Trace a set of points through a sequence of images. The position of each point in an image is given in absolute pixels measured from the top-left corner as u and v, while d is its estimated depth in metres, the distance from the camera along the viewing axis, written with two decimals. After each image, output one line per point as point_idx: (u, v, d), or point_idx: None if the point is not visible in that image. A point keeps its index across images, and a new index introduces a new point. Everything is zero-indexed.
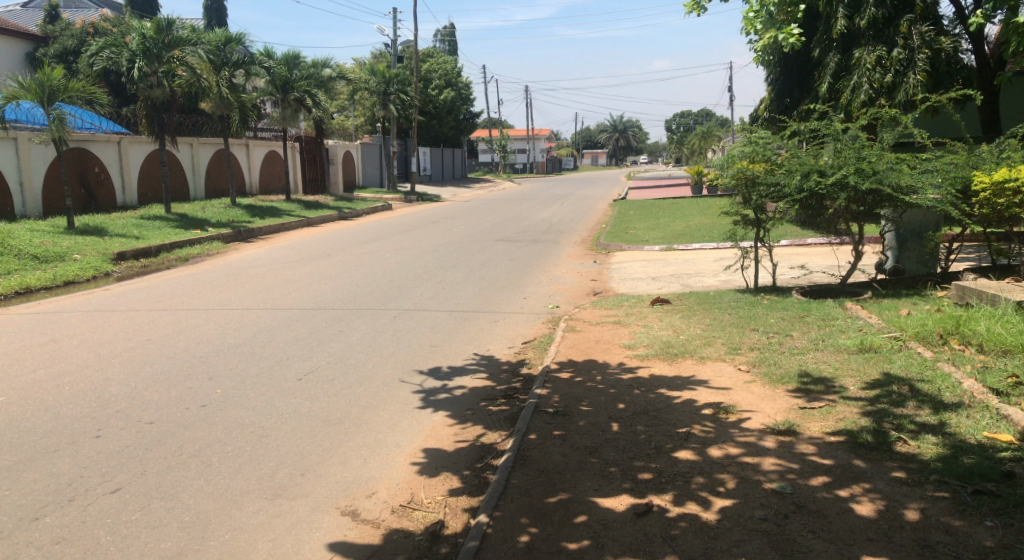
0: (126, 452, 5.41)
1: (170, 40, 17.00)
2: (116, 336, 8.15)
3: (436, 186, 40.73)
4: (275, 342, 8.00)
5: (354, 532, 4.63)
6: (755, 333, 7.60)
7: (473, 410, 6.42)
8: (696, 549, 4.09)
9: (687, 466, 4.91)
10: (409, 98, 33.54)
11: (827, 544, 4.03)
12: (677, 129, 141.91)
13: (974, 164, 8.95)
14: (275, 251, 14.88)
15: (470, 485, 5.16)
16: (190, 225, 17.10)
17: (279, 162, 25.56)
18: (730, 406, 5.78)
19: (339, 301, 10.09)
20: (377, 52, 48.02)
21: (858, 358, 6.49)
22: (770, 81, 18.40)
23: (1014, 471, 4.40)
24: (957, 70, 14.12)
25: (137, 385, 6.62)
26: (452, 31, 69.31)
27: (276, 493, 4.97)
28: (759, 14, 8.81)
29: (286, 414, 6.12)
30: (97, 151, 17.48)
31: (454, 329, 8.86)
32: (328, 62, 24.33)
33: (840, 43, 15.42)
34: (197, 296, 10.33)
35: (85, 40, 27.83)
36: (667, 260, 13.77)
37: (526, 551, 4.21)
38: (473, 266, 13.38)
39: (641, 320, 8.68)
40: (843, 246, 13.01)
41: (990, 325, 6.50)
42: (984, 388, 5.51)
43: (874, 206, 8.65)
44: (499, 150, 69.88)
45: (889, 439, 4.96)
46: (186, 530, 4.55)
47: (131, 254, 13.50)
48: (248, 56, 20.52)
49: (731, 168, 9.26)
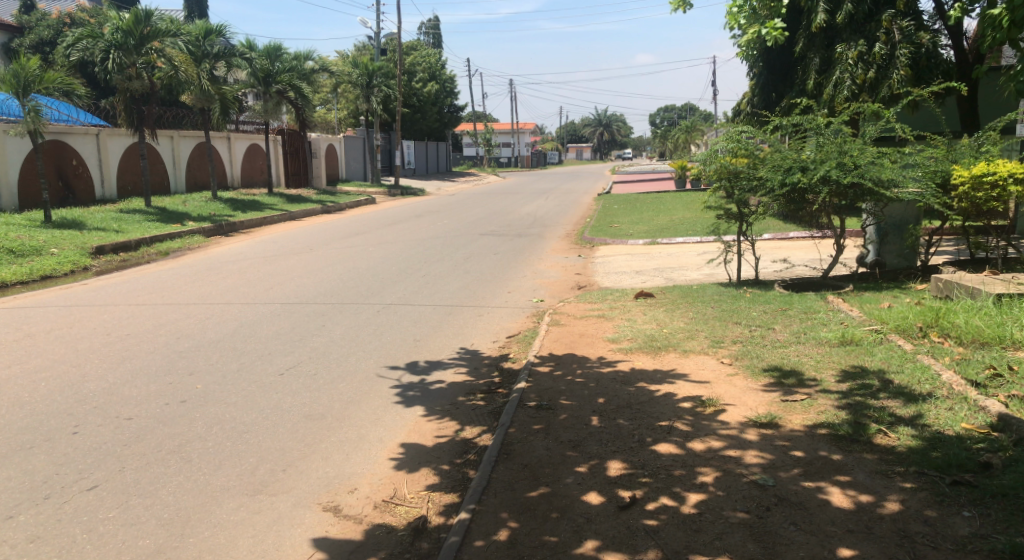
0: (103, 448, 5.35)
1: (148, 31, 16.74)
2: (94, 332, 8.05)
3: (421, 180, 40.57)
4: (256, 337, 7.93)
5: (336, 528, 4.60)
6: (738, 326, 7.62)
7: (455, 404, 6.40)
8: (679, 542, 4.09)
9: (670, 459, 4.92)
10: (392, 91, 33.34)
11: (809, 536, 4.04)
12: (662, 122, 142.79)
13: (953, 158, 9.02)
14: (258, 246, 14.72)
15: (451, 480, 5.14)
16: (170, 219, 16.94)
17: (261, 155, 25.31)
18: (712, 399, 5.79)
19: (323, 296, 10.00)
20: (360, 45, 47.85)
21: (839, 351, 6.51)
22: (753, 76, 18.43)
23: (991, 462, 4.43)
24: (936, 65, 14.26)
25: (114, 380, 6.56)
26: (437, 24, 68.96)
27: (257, 489, 4.93)
28: (742, 9, 8.88)
29: (266, 408, 6.08)
30: (75, 143, 17.25)
31: (438, 323, 8.82)
32: (311, 55, 24.06)
33: (822, 39, 15.49)
34: (178, 290, 10.20)
35: (61, 31, 27.65)
36: (651, 254, 13.68)
37: (509, 546, 4.18)
38: (458, 261, 13.29)
39: (624, 314, 8.69)
40: (824, 240, 13.09)
41: (969, 318, 6.56)
42: (963, 380, 5.55)
43: (856, 200, 8.64)
44: (483, 144, 68.12)
45: (869, 431, 4.98)
46: (164, 527, 4.50)
47: (110, 247, 13.36)
48: (228, 48, 20.43)
49: (713, 164, 9.26)
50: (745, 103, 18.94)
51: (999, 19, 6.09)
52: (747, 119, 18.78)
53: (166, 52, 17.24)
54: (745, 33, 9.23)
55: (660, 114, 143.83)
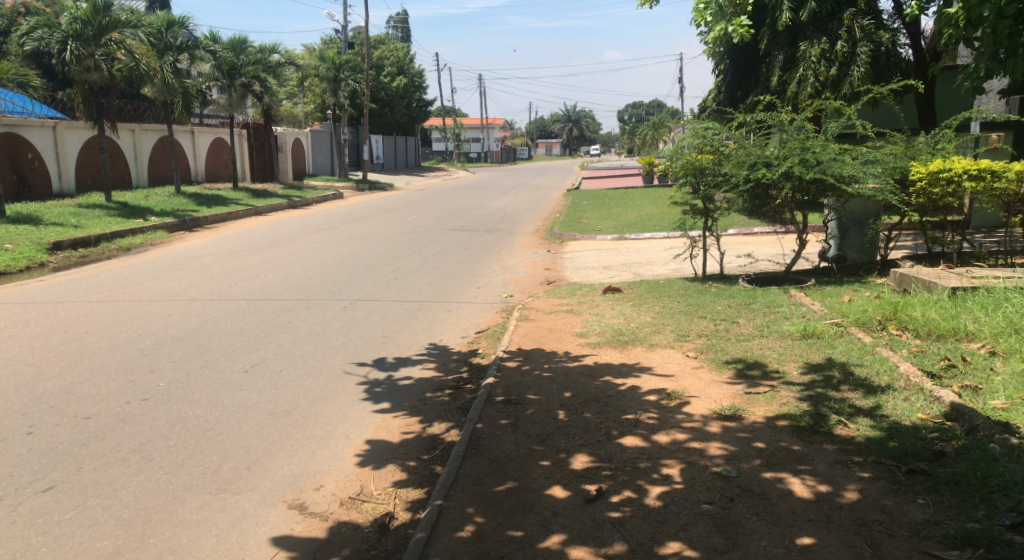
0: (59, 448, 5.27)
1: (106, 21, 16.42)
2: (52, 329, 7.91)
3: (390, 175, 40.40)
4: (220, 334, 7.85)
5: (301, 526, 4.58)
6: (703, 319, 7.72)
7: (423, 400, 6.40)
8: (644, 534, 4.14)
9: (635, 452, 4.97)
10: (360, 85, 33.12)
11: (770, 526, 4.11)
12: (630, 117, 143.61)
13: (912, 154, 9.16)
14: (223, 242, 14.55)
15: (418, 476, 5.15)
16: (131, 214, 16.68)
17: (225, 148, 25.00)
18: (677, 392, 5.86)
19: (289, 292, 9.92)
20: (327, 39, 47.45)
21: (801, 343, 6.62)
22: (720, 73, 18.61)
23: (945, 451, 4.55)
24: (895, 63, 14.55)
25: (72, 379, 6.45)
26: (405, 18, 68.59)
27: (220, 487, 4.89)
28: (708, 7, 8.95)
29: (231, 406, 6.03)
30: (31, 136, 16.90)
31: (406, 319, 8.80)
32: (277, 48, 23.80)
33: (786, 36, 15.67)
34: (139, 287, 10.06)
35: (16, 20, 27.06)
36: (619, 249, 13.78)
37: (476, 540, 4.21)
38: (426, 256, 13.26)
39: (592, 309, 8.75)
40: (788, 235, 13.29)
41: (926, 311, 6.72)
42: (919, 371, 5.68)
43: (819, 195, 8.79)
44: (452, 139, 67.98)
45: (830, 422, 5.08)
46: (123, 528, 4.45)
47: (68, 243, 13.12)
48: (191, 39, 20.13)
49: (679, 160, 9.33)
50: (711, 99, 19.13)
51: (955, 18, 6.21)
52: (713, 115, 18.98)
53: (126, 43, 16.77)
54: (710, 30, 9.30)
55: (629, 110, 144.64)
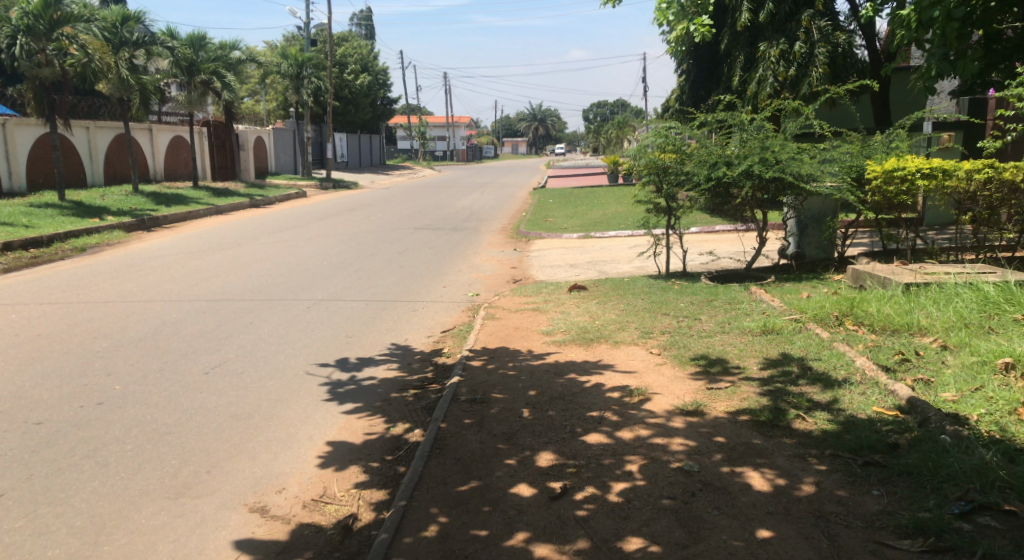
0: (11, 455, 5.16)
1: (58, 16, 16.07)
2: (4, 332, 7.73)
3: (355, 174, 40.11)
4: (180, 336, 7.74)
5: (263, 529, 4.55)
6: (666, 316, 7.80)
7: (387, 400, 6.38)
8: (607, 530, 4.18)
9: (599, 449, 5.01)
10: (322, 83, 32.82)
11: (731, 519, 4.18)
12: (595, 116, 144.32)
13: (867, 154, 9.32)
14: (183, 241, 14.34)
15: (382, 477, 5.13)
16: (86, 213, 16.35)
17: (185, 147, 24.62)
18: (641, 388, 5.92)
19: (250, 292, 9.80)
20: (289, 35, 46.94)
21: (761, 339, 6.73)
22: (682, 74, 18.80)
23: (898, 443, 4.66)
24: (851, 64, 14.82)
25: (24, 383, 6.32)
26: (369, 15, 68.13)
27: (179, 492, 4.83)
28: (670, 6, 9.03)
29: (190, 409, 5.95)
30: None
31: (371, 319, 8.75)
32: (237, 45, 23.50)
33: (746, 37, 15.88)
34: (96, 288, 9.88)
35: None
36: (584, 248, 13.85)
37: (439, 540, 4.21)
38: (391, 255, 13.20)
39: (557, 307, 8.79)
40: (749, 233, 13.48)
41: (881, 307, 6.88)
42: (875, 365, 5.81)
43: (778, 193, 8.94)
44: (417, 137, 67.71)
45: (788, 416, 5.18)
46: (77, 536, 4.38)
47: (19, 244, 12.82)
48: (148, 35, 19.79)
49: (642, 158, 9.40)
50: (674, 99, 19.32)
51: (907, 20, 6.35)
52: (676, 115, 19.17)
53: (79, 39, 16.43)
54: (674, 29, 9.39)
55: (594, 109, 145.30)
